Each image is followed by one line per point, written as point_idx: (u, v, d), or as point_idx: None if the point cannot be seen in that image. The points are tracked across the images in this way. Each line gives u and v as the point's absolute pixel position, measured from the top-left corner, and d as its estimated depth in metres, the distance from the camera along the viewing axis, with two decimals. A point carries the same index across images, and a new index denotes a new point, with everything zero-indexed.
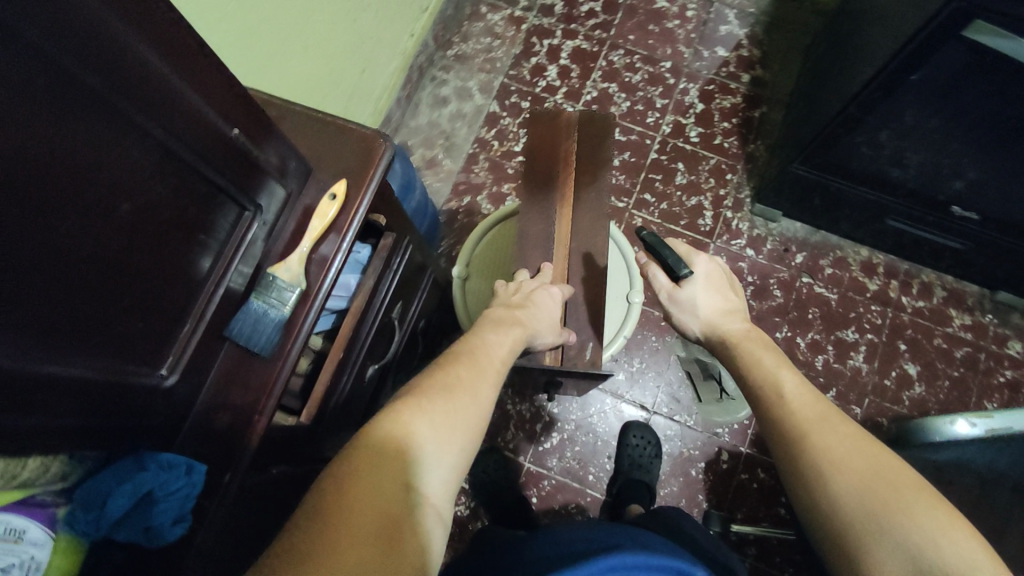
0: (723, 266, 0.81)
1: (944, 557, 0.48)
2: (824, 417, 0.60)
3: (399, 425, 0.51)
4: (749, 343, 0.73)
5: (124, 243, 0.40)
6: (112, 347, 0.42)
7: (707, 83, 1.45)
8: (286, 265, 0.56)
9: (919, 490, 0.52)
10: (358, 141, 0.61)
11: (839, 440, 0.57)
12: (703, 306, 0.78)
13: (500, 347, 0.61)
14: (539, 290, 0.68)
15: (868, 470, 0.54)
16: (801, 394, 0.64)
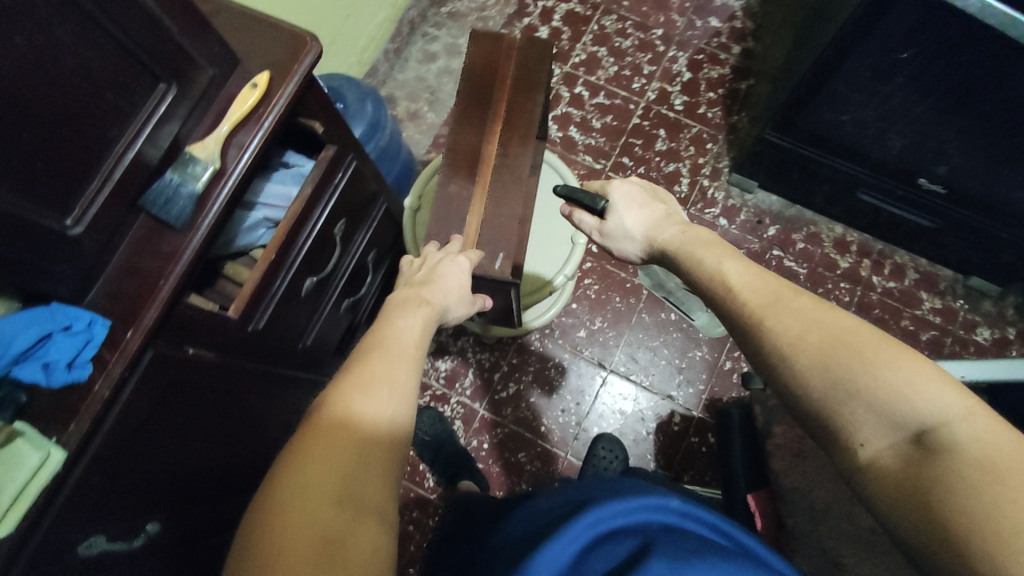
0: (640, 182, 0.84)
1: (913, 399, 0.47)
2: (777, 298, 0.58)
3: (317, 441, 0.49)
4: (686, 242, 0.71)
5: (23, 82, 0.43)
6: (11, 185, 0.45)
7: (697, 52, 1.45)
8: (203, 144, 0.59)
9: (880, 342, 0.50)
10: (289, 38, 0.64)
11: (792, 336, 0.54)
12: (634, 225, 0.79)
13: (410, 330, 0.61)
14: (443, 262, 0.68)
15: (825, 346, 0.52)
16: (749, 279, 0.61)
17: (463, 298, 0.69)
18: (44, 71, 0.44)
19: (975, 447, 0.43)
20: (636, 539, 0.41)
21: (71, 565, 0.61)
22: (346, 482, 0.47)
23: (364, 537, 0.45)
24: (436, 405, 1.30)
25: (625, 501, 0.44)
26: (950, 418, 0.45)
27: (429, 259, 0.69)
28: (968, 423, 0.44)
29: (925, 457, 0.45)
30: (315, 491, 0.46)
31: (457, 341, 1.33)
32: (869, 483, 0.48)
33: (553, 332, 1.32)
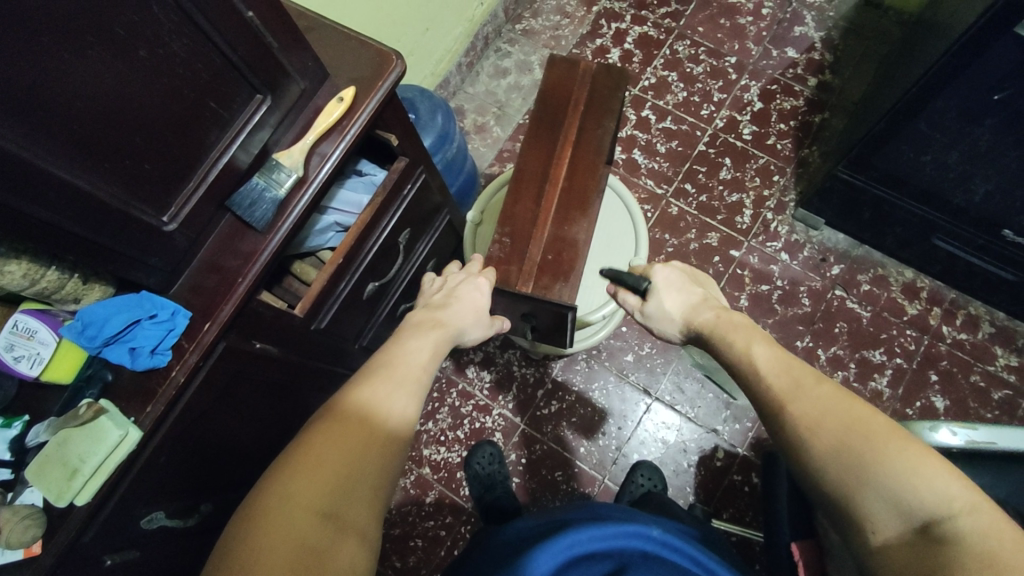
0: (682, 265, 0.81)
1: (918, 490, 0.46)
2: (796, 383, 0.57)
3: (309, 455, 0.51)
4: (722, 329, 0.69)
5: (138, 90, 0.47)
6: (117, 178, 0.49)
7: (771, 82, 1.42)
8: (289, 153, 0.63)
9: (893, 436, 0.49)
10: (375, 55, 0.66)
11: (811, 421, 0.53)
12: (673, 308, 0.76)
13: (420, 352, 0.65)
14: (462, 284, 0.73)
15: (841, 433, 0.51)
16: (774, 362, 0.61)
17: (481, 320, 0.73)
18: (159, 80, 0.48)
19: (980, 543, 0.42)
20: (612, 562, 0.45)
21: (136, 535, 0.66)
22: (331, 494, 0.50)
23: (343, 551, 0.47)
24: (478, 415, 1.32)
25: (604, 526, 0.47)
26: (955, 511, 0.44)
27: (450, 281, 0.75)
28: (973, 518, 0.43)
29: (933, 547, 0.44)
30: (303, 495, 0.48)
31: (503, 353, 1.35)
32: (880, 571, 0.47)
33: (600, 353, 1.32)
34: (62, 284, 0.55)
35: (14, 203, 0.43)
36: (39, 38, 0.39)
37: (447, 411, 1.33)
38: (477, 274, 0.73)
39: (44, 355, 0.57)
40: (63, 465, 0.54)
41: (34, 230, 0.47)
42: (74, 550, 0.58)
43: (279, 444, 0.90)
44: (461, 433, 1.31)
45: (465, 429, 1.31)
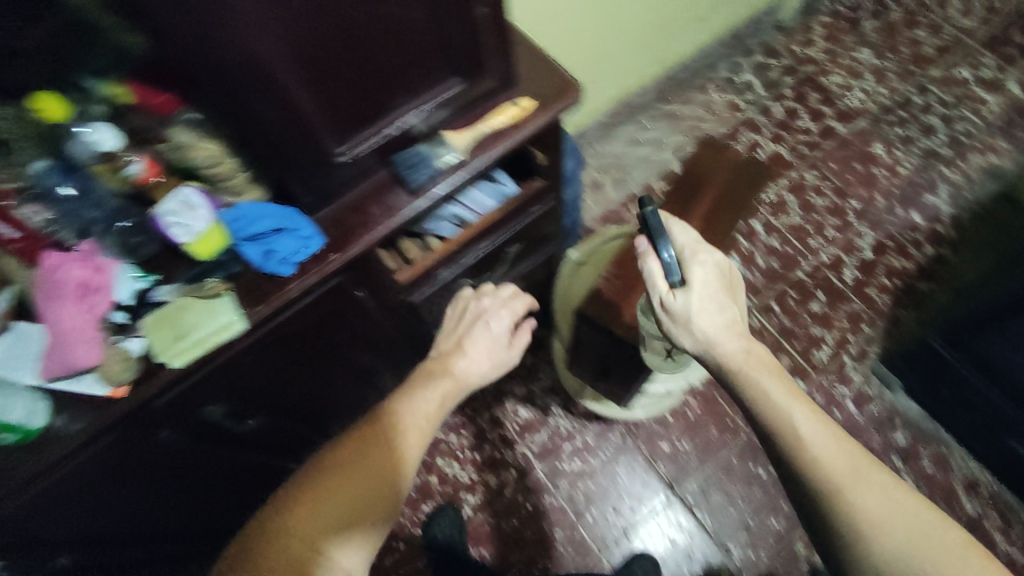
0: (724, 263, 0.71)
1: None
2: (856, 471, 0.58)
3: (307, 490, 0.62)
4: (751, 366, 0.66)
5: (373, 38, 0.53)
6: (326, 104, 0.56)
7: (887, 237, 1.42)
8: (458, 134, 0.69)
9: (953, 548, 0.54)
10: (560, 81, 0.72)
11: (882, 512, 0.56)
12: (703, 321, 0.68)
13: (425, 403, 0.73)
14: (477, 325, 0.83)
15: (905, 536, 0.55)
16: (824, 436, 0.60)
17: (496, 347, 0.82)
18: (392, 36, 0.54)
19: None
20: None
21: (195, 420, 0.72)
22: (332, 524, 0.60)
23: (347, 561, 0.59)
24: (500, 446, 1.32)
25: None
26: None
27: (467, 316, 0.84)
28: None
29: None
30: (311, 537, 0.59)
31: (545, 397, 1.35)
32: None
33: (637, 431, 1.31)
34: (233, 177, 0.62)
35: (242, 93, 0.50)
36: None
37: (474, 430, 1.34)
38: (503, 305, 0.84)
39: (194, 228, 0.60)
40: (176, 328, 0.59)
41: (248, 122, 0.53)
42: (146, 408, 0.63)
43: (329, 394, 0.94)
44: (479, 455, 1.32)
45: (484, 453, 1.32)
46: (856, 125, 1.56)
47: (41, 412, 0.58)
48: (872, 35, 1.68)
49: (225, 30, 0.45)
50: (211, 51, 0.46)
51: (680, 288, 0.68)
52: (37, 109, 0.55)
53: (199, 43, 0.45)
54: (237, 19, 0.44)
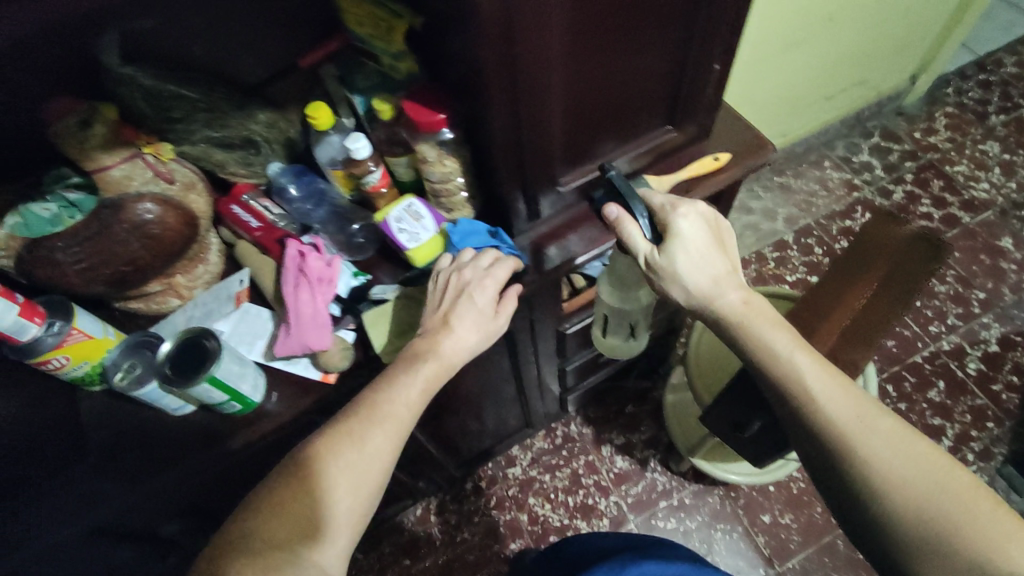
0: (709, 211, 0.62)
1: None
2: (867, 421, 0.53)
3: (251, 509, 0.51)
4: (753, 321, 0.58)
5: (626, 84, 0.59)
6: (569, 140, 0.61)
7: (1014, 332, 1.38)
8: (658, 179, 0.71)
9: (975, 511, 0.48)
10: (754, 139, 0.75)
11: (926, 489, 0.49)
12: (695, 277, 0.60)
13: (407, 393, 0.57)
14: (460, 300, 0.61)
15: (929, 494, 0.49)
16: (836, 390, 0.54)
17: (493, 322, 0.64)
18: (640, 84, 0.60)
19: None
20: None
21: None
22: (286, 534, 0.50)
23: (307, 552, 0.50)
24: (594, 493, 1.30)
25: None
26: None
27: (450, 287, 0.62)
28: None
29: None
30: (252, 561, 0.48)
31: (644, 449, 1.34)
32: None
33: (737, 498, 1.27)
34: (456, 196, 0.67)
35: (521, 129, 0.55)
36: (621, 19, 0.52)
37: (568, 473, 1.33)
38: (488, 270, 0.62)
39: (421, 235, 0.65)
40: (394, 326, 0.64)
41: (512, 155, 0.58)
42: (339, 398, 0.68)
43: (461, 412, 0.97)
44: (571, 500, 1.30)
45: (576, 499, 1.30)
46: (980, 216, 1.54)
47: (258, 386, 0.63)
48: (998, 129, 1.68)
49: (534, 59, 0.49)
50: (517, 92, 0.51)
51: (661, 243, 0.61)
52: (312, 116, 0.62)
53: (507, 74, 0.50)
54: (546, 47, 0.49)
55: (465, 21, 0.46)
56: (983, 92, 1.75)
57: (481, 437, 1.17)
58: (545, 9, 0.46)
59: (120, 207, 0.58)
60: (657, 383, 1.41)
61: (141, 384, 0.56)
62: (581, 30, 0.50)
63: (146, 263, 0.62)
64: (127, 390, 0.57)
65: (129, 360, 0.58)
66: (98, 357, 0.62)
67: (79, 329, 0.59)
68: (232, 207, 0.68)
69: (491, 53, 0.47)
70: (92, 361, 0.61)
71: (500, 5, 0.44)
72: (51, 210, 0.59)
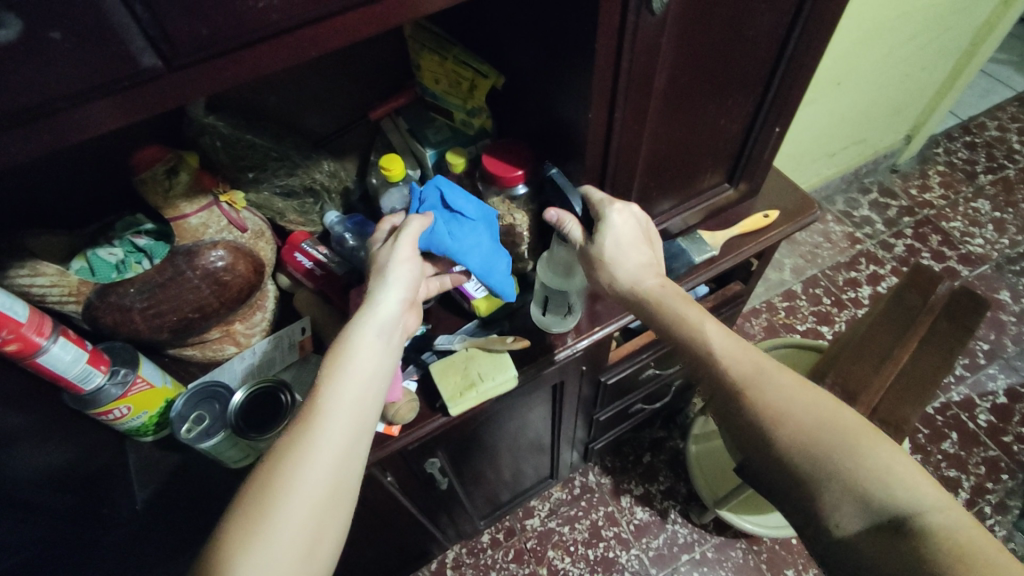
0: (638, 209, 0.59)
1: (895, 488, 0.43)
2: (761, 369, 0.50)
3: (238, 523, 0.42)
4: (670, 301, 0.54)
5: (696, 145, 0.62)
6: (639, 196, 0.63)
7: (1020, 385, 1.42)
8: (713, 235, 0.73)
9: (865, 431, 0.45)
10: (800, 198, 0.78)
11: (837, 460, 0.45)
12: (631, 267, 0.56)
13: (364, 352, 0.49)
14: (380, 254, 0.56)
15: (817, 426, 0.46)
16: (731, 345, 0.52)
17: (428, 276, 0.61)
18: (707, 146, 0.63)
19: (953, 538, 0.40)
20: None
21: (416, 468, 0.75)
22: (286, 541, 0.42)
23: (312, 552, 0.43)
24: (615, 545, 1.28)
25: None
26: (926, 506, 0.42)
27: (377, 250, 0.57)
28: (941, 513, 0.41)
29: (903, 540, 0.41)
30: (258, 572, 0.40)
31: (664, 499, 1.32)
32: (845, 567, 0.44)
33: (761, 552, 1.26)
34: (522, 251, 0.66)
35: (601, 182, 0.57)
36: (705, 87, 0.55)
37: (588, 524, 1.30)
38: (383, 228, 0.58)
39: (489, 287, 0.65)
40: (464, 376, 0.62)
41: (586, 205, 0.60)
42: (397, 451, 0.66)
43: (496, 462, 0.95)
44: (592, 553, 1.27)
45: (597, 552, 1.27)
46: (979, 270, 1.60)
47: None
48: (988, 187, 1.76)
49: (631, 117, 0.52)
50: (605, 147, 0.54)
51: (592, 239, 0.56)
52: (386, 168, 0.64)
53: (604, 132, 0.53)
54: (647, 109, 0.52)
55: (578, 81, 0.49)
56: (971, 153, 1.84)
57: (506, 488, 1.14)
58: (647, 75, 0.49)
59: (194, 254, 0.58)
60: (673, 433, 1.41)
61: (211, 437, 0.55)
62: (676, 92, 0.54)
63: (213, 310, 0.61)
64: (193, 441, 0.55)
65: (196, 411, 0.57)
66: (156, 406, 0.60)
67: (142, 377, 0.57)
68: (297, 254, 0.68)
69: (597, 112, 0.50)
70: (151, 411, 0.59)
71: (613, 68, 0.47)
72: (119, 254, 0.59)
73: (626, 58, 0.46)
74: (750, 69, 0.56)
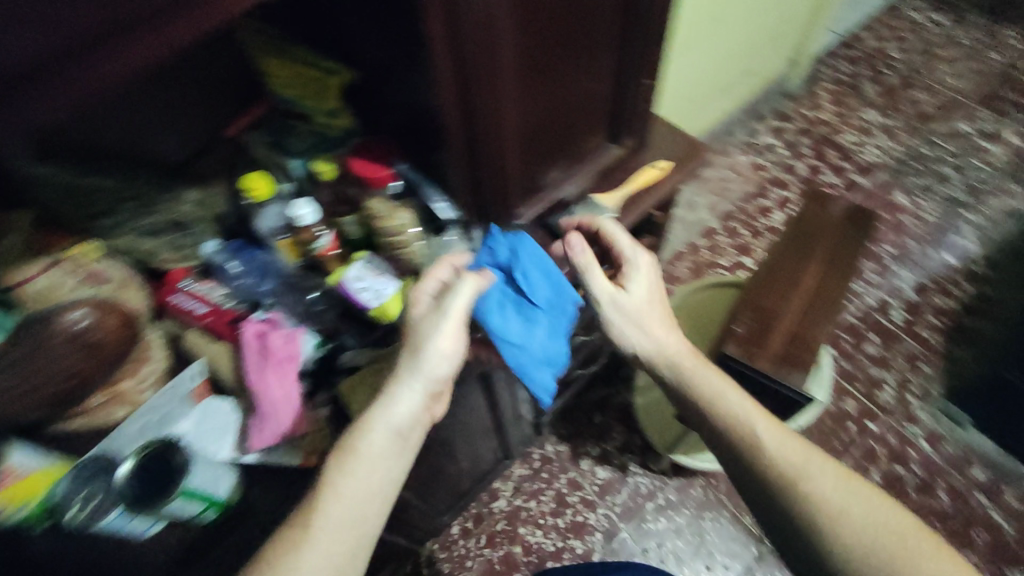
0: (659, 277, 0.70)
1: (886, 521, 0.53)
2: (765, 421, 0.61)
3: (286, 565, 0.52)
4: (683, 355, 0.67)
5: (567, 115, 0.61)
6: (520, 174, 0.62)
7: (925, 279, 1.51)
8: (607, 196, 0.72)
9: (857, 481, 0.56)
10: (687, 143, 0.78)
11: (840, 496, 0.55)
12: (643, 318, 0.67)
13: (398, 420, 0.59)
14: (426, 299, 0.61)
15: (824, 474, 0.56)
16: (738, 400, 0.63)
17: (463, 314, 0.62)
18: (579, 113, 0.62)
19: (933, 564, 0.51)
20: None
21: None
22: None
23: None
24: (582, 509, 1.30)
25: None
26: (911, 535, 0.53)
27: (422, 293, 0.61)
28: (921, 542, 0.52)
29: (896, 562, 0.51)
30: None
31: (621, 455, 1.35)
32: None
33: (719, 485, 1.31)
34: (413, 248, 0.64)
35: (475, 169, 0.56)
36: (561, 57, 0.54)
37: (553, 495, 1.32)
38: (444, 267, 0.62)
39: (384, 292, 0.62)
40: (374, 392, 0.61)
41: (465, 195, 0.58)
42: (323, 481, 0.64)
43: (443, 458, 0.94)
44: (561, 521, 1.29)
45: (566, 519, 1.29)
46: (876, 178, 1.68)
47: (230, 487, 0.60)
48: (874, 97, 1.84)
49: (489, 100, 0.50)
50: (469, 134, 0.52)
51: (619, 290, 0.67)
52: (248, 188, 0.62)
53: (465, 114, 0.51)
54: (505, 83, 0.50)
55: (422, 67, 0.46)
56: (854, 66, 1.91)
57: (464, 478, 1.14)
58: (493, 56, 0.47)
59: (51, 317, 0.50)
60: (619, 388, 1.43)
61: (102, 517, 0.53)
62: (532, 68, 0.52)
63: (91, 373, 0.52)
64: (86, 525, 0.53)
65: (86, 490, 0.52)
66: (41, 496, 0.51)
67: (9, 467, 0.49)
68: (173, 298, 0.61)
69: (449, 97, 0.48)
70: (34, 501, 0.51)
71: (453, 53, 0.45)
72: None
73: (465, 34, 0.44)
74: (603, 31, 0.56)
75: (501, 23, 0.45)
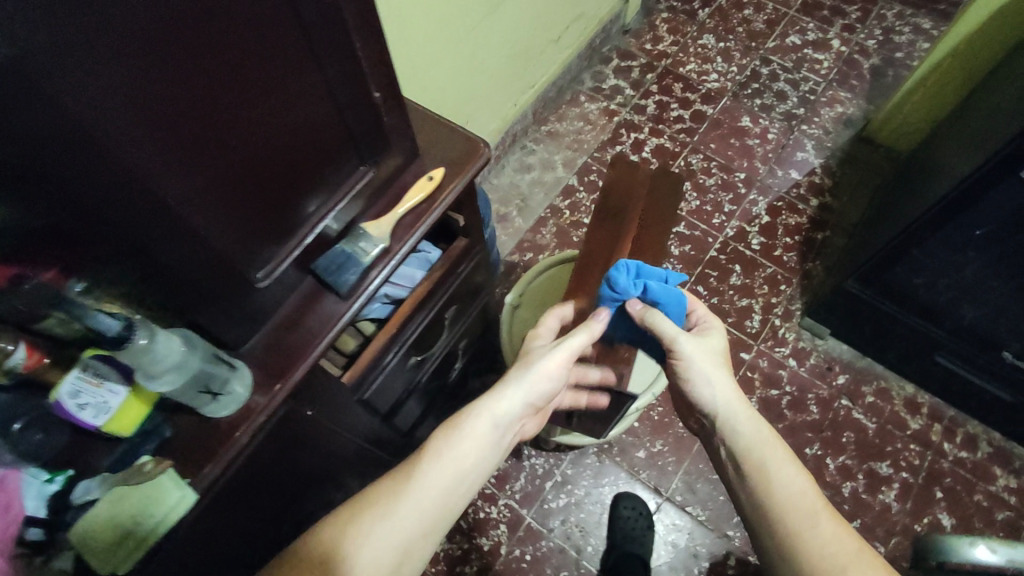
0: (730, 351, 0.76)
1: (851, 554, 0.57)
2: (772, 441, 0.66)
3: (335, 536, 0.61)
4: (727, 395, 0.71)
5: (277, 150, 0.49)
6: (237, 232, 0.50)
7: (776, 199, 1.53)
8: (377, 224, 0.66)
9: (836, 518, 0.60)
10: (465, 141, 0.71)
11: (817, 514, 0.60)
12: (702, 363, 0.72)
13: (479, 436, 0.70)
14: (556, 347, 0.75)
15: (811, 502, 0.61)
16: (753, 421, 0.68)
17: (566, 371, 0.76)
18: (294, 143, 0.51)
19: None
20: None
21: None
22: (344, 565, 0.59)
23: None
24: (483, 504, 1.27)
25: None
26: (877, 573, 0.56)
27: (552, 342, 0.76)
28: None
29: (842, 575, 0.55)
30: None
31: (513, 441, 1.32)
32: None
33: (612, 448, 1.31)
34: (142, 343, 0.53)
35: (151, 248, 0.44)
36: (222, 88, 0.42)
37: None
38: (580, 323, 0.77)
39: (112, 404, 0.52)
40: (121, 526, 0.50)
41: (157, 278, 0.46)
42: None
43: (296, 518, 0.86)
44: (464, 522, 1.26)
45: (468, 518, 1.26)
46: (719, 104, 1.67)
47: None
48: (708, 20, 1.81)
49: (117, 165, 0.38)
50: (112, 211, 0.40)
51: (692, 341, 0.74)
52: None
53: (92, 190, 0.38)
54: (128, 144, 0.38)
55: None
56: None
57: None
58: (87, 112, 0.35)
59: None
60: None
61: None
62: (180, 111, 0.40)
63: None
64: None
65: None
66: None
67: None
68: None
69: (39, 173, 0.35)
70: None
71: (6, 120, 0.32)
72: None
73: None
74: (280, 46, 0.44)
75: (52, 72, 0.32)
